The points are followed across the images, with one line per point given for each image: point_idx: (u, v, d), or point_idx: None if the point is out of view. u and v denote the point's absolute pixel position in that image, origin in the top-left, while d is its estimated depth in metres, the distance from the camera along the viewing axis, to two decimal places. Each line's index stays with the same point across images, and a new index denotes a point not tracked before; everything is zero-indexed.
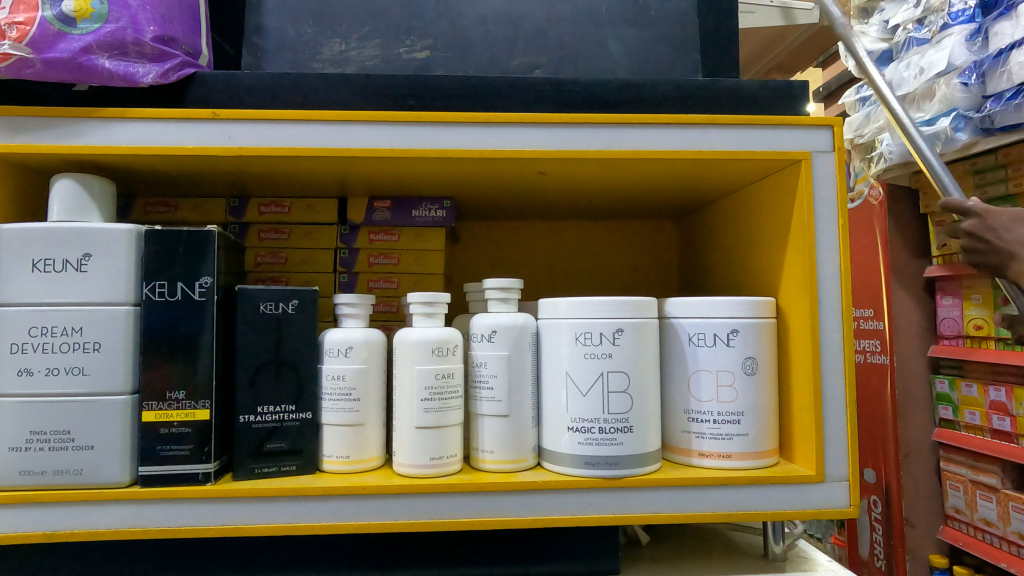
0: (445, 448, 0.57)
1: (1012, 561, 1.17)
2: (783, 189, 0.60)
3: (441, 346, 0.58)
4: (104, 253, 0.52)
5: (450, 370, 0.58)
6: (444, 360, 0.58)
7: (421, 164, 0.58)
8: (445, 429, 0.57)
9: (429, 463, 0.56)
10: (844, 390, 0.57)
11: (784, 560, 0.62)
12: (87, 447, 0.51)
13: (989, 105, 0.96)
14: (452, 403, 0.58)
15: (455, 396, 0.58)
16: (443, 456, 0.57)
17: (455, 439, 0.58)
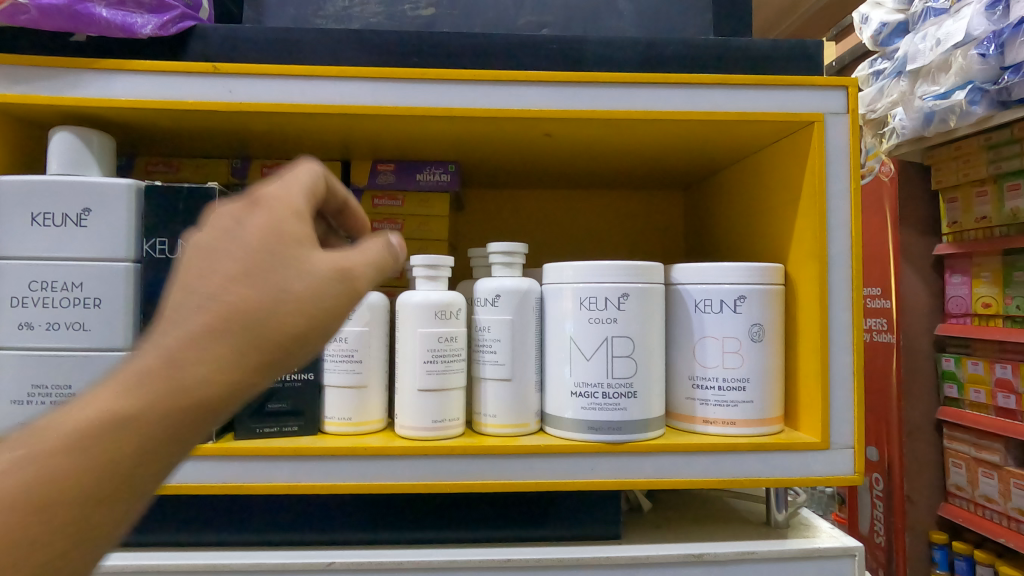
0: (449, 410, 0.57)
1: (1010, 535, 1.18)
2: (794, 152, 0.59)
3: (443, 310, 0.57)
4: (103, 208, 0.51)
5: (453, 334, 0.57)
6: (447, 325, 0.57)
7: (425, 124, 0.57)
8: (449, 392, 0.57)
9: (434, 425, 0.56)
10: (853, 357, 0.56)
11: (785, 527, 0.62)
12: (88, 402, 0.51)
13: (1007, 75, 0.93)
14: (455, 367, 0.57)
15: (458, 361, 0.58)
16: (447, 419, 0.57)
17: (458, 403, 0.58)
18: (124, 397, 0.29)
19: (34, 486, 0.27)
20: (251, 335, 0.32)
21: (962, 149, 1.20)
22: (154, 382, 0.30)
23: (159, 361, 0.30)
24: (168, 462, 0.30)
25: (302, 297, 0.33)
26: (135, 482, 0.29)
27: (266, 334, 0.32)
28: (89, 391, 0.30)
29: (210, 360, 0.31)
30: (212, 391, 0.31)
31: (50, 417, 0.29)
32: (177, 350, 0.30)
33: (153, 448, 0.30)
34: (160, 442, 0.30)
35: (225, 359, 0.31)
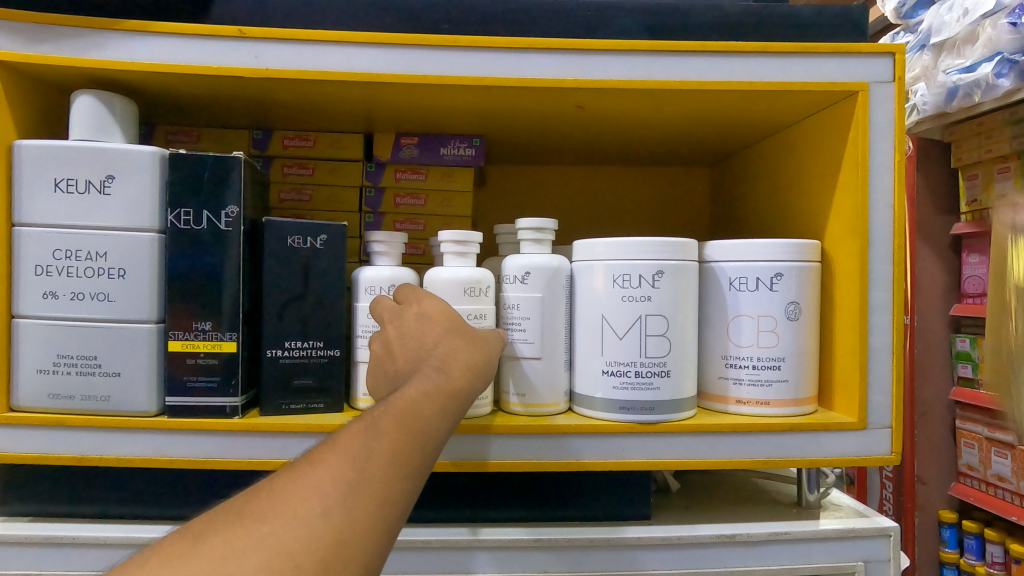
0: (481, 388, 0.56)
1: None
2: (835, 124, 0.57)
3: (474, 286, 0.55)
4: (127, 176, 0.50)
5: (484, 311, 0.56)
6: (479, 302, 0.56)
7: (455, 94, 0.55)
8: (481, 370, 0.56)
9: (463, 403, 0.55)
10: (893, 336, 0.55)
11: (817, 508, 0.61)
12: (114, 374, 0.50)
13: None
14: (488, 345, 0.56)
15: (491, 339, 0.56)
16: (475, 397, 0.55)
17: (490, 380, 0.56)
18: (429, 407, 0.40)
19: (362, 470, 0.36)
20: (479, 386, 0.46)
21: (985, 124, 1.17)
22: (433, 400, 0.41)
23: (433, 387, 0.42)
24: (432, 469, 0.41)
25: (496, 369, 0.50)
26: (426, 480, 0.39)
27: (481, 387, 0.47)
28: (372, 412, 0.39)
29: (464, 397, 0.44)
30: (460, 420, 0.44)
31: (361, 426, 0.38)
32: (452, 386, 0.43)
33: (430, 449, 0.39)
34: (435, 444, 0.40)
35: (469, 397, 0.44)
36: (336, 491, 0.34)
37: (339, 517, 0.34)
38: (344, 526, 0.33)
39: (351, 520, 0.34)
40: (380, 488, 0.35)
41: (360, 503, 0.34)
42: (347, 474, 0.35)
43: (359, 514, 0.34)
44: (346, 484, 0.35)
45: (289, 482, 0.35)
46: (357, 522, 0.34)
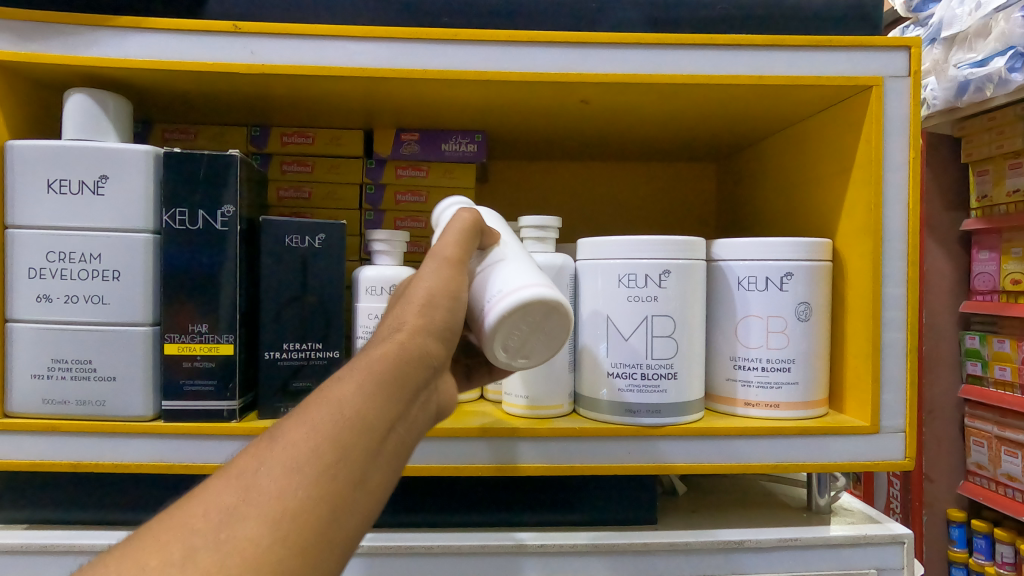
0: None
1: None
2: (848, 119, 0.55)
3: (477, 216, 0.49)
4: (121, 175, 0.49)
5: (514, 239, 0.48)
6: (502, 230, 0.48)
7: (456, 89, 0.53)
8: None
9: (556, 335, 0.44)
10: (906, 337, 0.53)
11: (827, 513, 0.59)
12: (110, 378, 0.49)
13: None
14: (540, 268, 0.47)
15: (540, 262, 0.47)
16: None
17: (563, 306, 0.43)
18: (344, 387, 0.32)
19: (250, 489, 0.27)
20: (428, 337, 0.37)
21: (996, 119, 1.14)
22: (353, 380, 0.32)
23: (356, 367, 0.34)
24: (390, 461, 0.32)
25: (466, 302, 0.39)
26: (371, 479, 0.31)
27: (437, 340, 0.37)
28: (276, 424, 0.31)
29: (405, 355, 0.35)
30: (421, 388, 0.35)
31: (256, 443, 0.30)
32: (381, 356, 0.34)
33: (358, 439, 0.30)
34: (363, 430, 0.31)
35: (417, 356, 0.35)
36: (210, 523, 0.26)
37: (209, 555, 0.25)
38: (221, 566, 0.25)
39: (228, 553, 0.25)
40: (281, 502, 0.27)
41: (248, 526, 0.26)
42: (228, 498, 0.27)
43: (247, 544, 0.26)
44: (221, 513, 0.27)
45: (160, 520, 0.27)
46: (243, 554, 0.25)
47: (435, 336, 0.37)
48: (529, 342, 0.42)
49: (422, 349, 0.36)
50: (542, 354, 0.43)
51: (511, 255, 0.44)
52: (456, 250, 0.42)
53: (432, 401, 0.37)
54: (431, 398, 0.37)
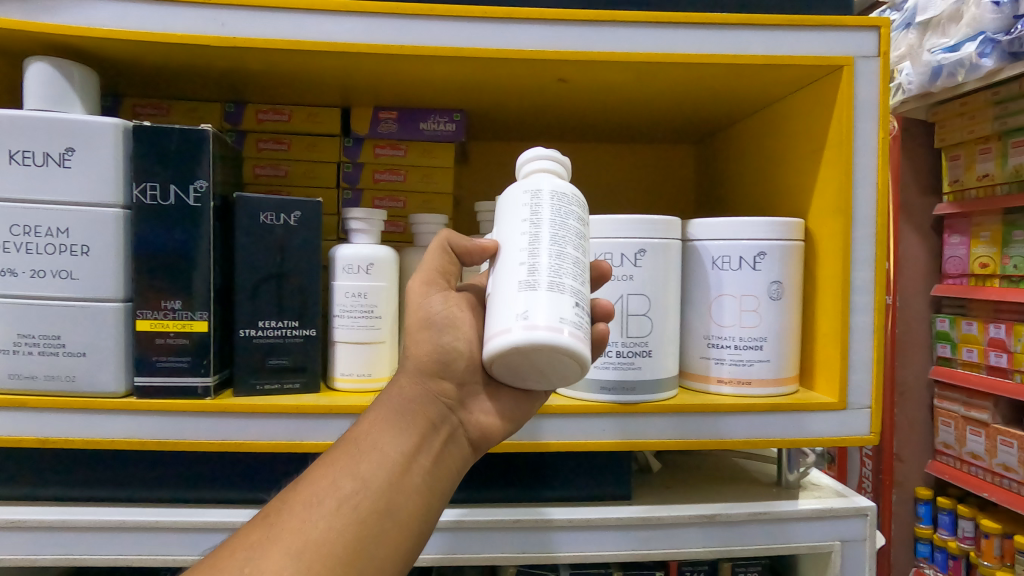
0: (576, 316, 0.37)
1: (992, 491, 1.20)
2: (820, 100, 0.56)
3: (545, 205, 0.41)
4: (88, 148, 0.48)
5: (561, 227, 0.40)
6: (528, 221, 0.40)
7: (432, 66, 0.53)
8: (561, 292, 0.37)
9: (587, 340, 0.37)
10: (874, 318, 0.55)
11: (797, 488, 0.61)
12: (79, 354, 0.49)
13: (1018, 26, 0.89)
14: (552, 262, 0.38)
15: (551, 257, 0.39)
16: (574, 321, 0.36)
17: (563, 321, 0.36)
18: (364, 432, 0.42)
19: (276, 529, 0.36)
20: (427, 381, 0.44)
21: (968, 104, 1.16)
22: (366, 431, 0.42)
23: (371, 418, 0.43)
24: (415, 488, 0.41)
25: (450, 337, 0.44)
26: (396, 509, 0.40)
27: (440, 382, 0.44)
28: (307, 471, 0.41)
29: (408, 402, 0.43)
30: (432, 426, 0.43)
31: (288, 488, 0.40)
32: (392, 404, 0.43)
33: (370, 479, 0.40)
34: (374, 471, 0.40)
35: (418, 400, 0.43)
36: (238, 560, 0.35)
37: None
38: None
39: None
40: (299, 536, 0.36)
41: (272, 559, 0.35)
42: (259, 537, 0.36)
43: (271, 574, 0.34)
44: (253, 548, 0.36)
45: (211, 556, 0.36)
46: None
47: (435, 378, 0.44)
48: (544, 370, 0.38)
49: (423, 392, 0.44)
50: (578, 367, 0.37)
51: (503, 280, 0.39)
52: (426, 284, 0.46)
53: (458, 436, 0.45)
54: (455, 433, 0.45)
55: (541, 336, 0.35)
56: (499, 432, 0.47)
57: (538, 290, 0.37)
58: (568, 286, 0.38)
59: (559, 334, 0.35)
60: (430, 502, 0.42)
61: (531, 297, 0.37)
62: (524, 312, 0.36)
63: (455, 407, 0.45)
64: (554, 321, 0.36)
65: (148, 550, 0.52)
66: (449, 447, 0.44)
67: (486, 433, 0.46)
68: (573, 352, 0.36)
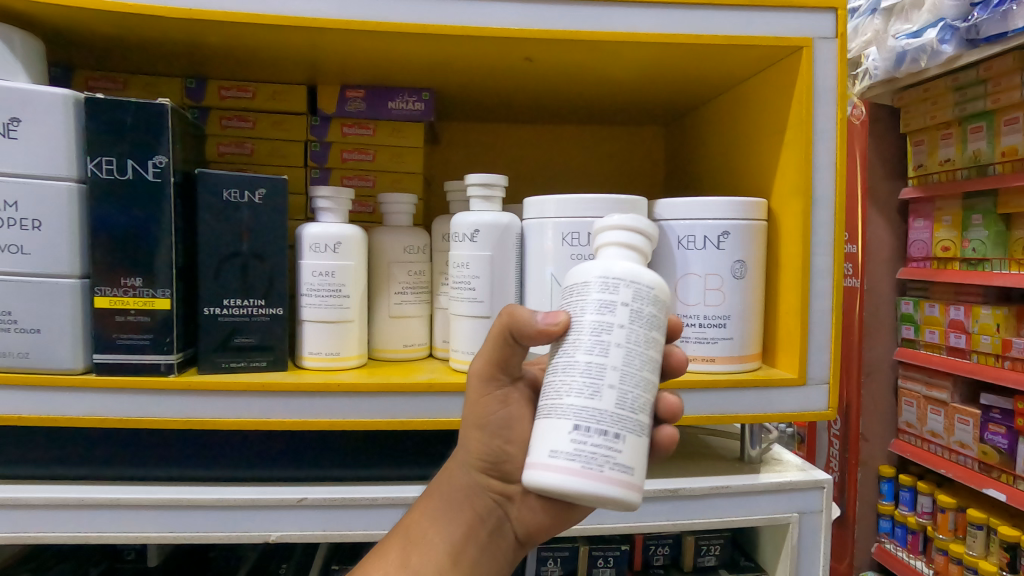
0: (574, 445, 0.34)
1: (950, 468, 1.25)
2: (782, 82, 0.56)
3: (603, 292, 0.37)
4: (37, 119, 0.47)
5: (593, 321, 0.36)
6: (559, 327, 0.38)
7: (397, 43, 0.53)
8: (555, 426, 0.35)
9: (593, 469, 0.34)
10: (833, 300, 0.56)
11: (758, 463, 0.62)
12: (33, 330, 0.48)
13: (976, 13, 0.91)
14: (563, 380, 0.36)
15: (565, 370, 0.36)
16: (568, 454, 0.34)
17: (553, 454, 0.34)
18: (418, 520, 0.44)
19: None
20: (476, 477, 0.43)
21: (930, 90, 1.18)
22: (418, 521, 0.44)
23: (428, 504, 0.44)
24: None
25: (501, 440, 0.42)
26: None
27: (490, 477, 0.43)
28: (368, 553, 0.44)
29: (456, 494, 0.43)
30: (477, 520, 0.43)
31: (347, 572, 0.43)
32: (446, 493, 0.44)
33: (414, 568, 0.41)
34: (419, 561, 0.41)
35: (465, 492, 0.43)
36: None
37: None
38: None
39: None
40: None
41: None
42: None
43: None
44: None
45: None
46: None
47: (484, 474, 0.43)
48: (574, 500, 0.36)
49: (471, 486, 0.43)
50: (599, 499, 0.34)
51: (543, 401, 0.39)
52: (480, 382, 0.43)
53: (506, 531, 0.44)
54: (503, 526, 0.44)
55: (532, 474, 0.35)
56: (547, 531, 0.44)
57: (542, 420, 0.36)
58: (569, 406, 0.35)
59: (546, 470, 0.34)
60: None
61: (537, 429, 0.36)
62: (531, 448, 0.36)
63: (504, 501, 0.43)
64: (543, 456, 0.35)
65: (109, 527, 0.51)
66: (497, 540, 0.44)
67: (538, 529, 0.44)
68: (567, 488, 0.34)
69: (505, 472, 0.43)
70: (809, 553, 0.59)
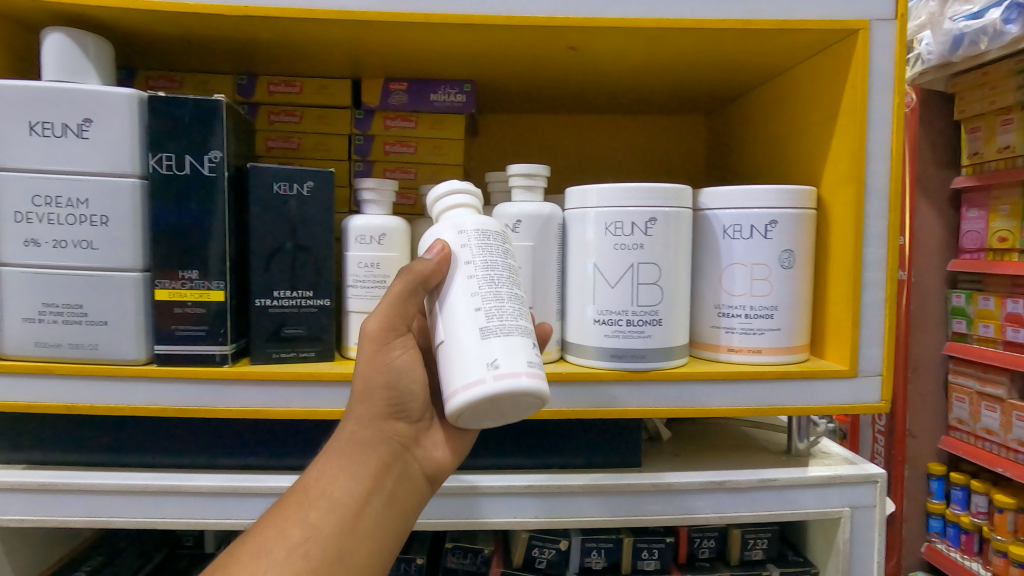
0: (536, 357, 0.41)
1: (1008, 467, 1.19)
2: (835, 67, 0.55)
3: (497, 243, 0.45)
4: (106, 118, 0.48)
5: (511, 265, 0.45)
6: (475, 262, 0.43)
7: (441, 35, 0.53)
8: (515, 341, 0.41)
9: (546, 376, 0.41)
10: (887, 291, 0.54)
11: (806, 456, 0.61)
12: (101, 323, 0.50)
13: None
14: (507, 305, 0.42)
15: (504, 299, 0.42)
16: (537, 364, 0.41)
17: (527, 364, 0.40)
18: (317, 477, 0.43)
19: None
20: (378, 422, 0.46)
21: (989, 74, 1.13)
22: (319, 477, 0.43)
23: (325, 460, 0.44)
24: (371, 527, 0.43)
25: (402, 381, 0.46)
26: (355, 550, 0.41)
27: (393, 421, 0.46)
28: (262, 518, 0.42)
29: (360, 444, 0.44)
30: (382, 467, 0.45)
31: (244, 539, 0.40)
32: (342, 445, 0.44)
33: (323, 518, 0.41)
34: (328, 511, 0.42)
35: (368, 440, 0.45)
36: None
37: None
38: None
39: None
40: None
41: None
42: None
43: None
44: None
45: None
46: None
47: (387, 418, 0.46)
48: (507, 409, 0.41)
49: (374, 434, 0.45)
50: (541, 403, 0.41)
51: (457, 325, 0.42)
52: (382, 328, 0.46)
53: (409, 474, 0.47)
54: (406, 470, 0.46)
55: (514, 381, 0.39)
56: (447, 464, 0.49)
57: (502, 337, 0.40)
58: (523, 327, 0.42)
59: (529, 377, 0.39)
60: (385, 542, 0.44)
61: (495, 345, 0.40)
62: (493, 360, 0.39)
63: (405, 443, 0.47)
64: (523, 365, 0.40)
65: (170, 512, 0.54)
66: (399, 486, 0.46)
67: (439, 464, 0.49)
68: (541, 391, 0.40)
69: (405, 414, 0.47)
70: (862, 549, 0.58)
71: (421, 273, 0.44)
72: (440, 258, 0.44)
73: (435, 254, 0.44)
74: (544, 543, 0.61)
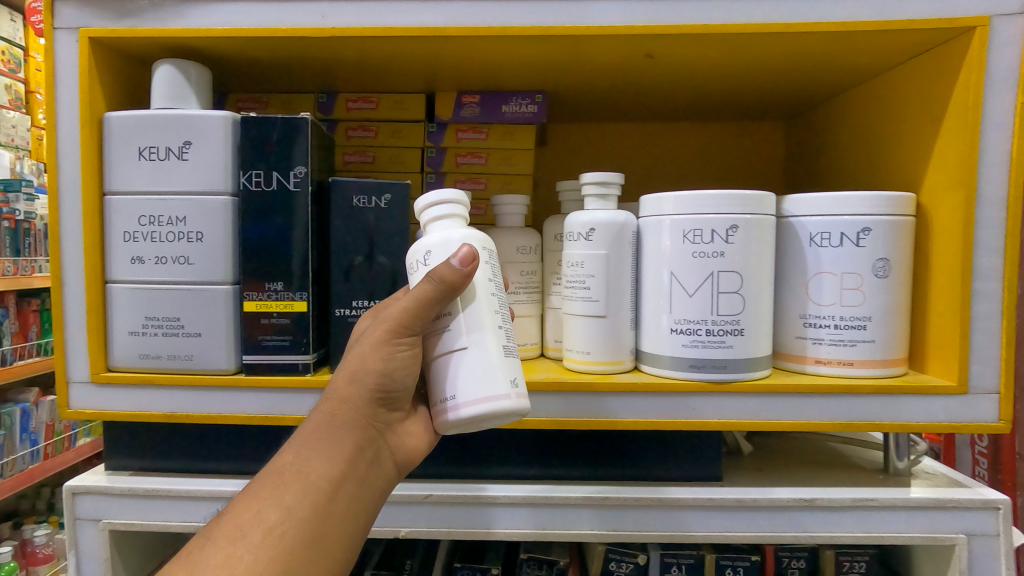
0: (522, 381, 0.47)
1: None
2: (943, 66, 0.52)
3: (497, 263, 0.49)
4: (203, 140, 0.51)
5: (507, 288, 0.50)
6: (496, 282, 0.47)
7: (520, 47, 0.53)
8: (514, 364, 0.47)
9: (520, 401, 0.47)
10: (1003, 303, 0.51)
11: (907, 475, 0.57)
12: (196, 334, 0.53)
13: None
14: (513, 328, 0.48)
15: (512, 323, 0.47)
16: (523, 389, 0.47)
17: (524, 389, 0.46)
18: (294, 457, 0.43)
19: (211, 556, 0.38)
20: (364, 408, 0.45)
21: None
22: (296, 458, 0.43)
23: (303, 439, 0.43)
24: (344, 511, 0.43)
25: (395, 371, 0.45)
26: (326, 534, 0.41)
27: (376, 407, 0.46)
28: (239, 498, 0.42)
29: (342, 426, 0.44)
30: (358, 451, 0.44)
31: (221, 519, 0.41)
32: (322, 426, 0.44)
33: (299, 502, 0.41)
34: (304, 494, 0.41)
35: (349, 425, 0.44)
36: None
37: None
38: None
39: None
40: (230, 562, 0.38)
41: None
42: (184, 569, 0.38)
43: None
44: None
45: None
46: None
47: (372, 405, 0.45)
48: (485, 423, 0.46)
49: (356, 418, 0.44)
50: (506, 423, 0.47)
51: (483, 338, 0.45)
52: (400, 325, 0.44)
53: (384, 461, 0.46)
54: (381, 456, 0.46)
55: (522, 403, 0.44)
56: (421, 453, 0.48)
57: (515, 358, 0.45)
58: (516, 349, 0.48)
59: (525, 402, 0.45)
60: (356, 526, 0.44)
61: (512, 366, 0.45)
62: (510, 379, 0.44)
63: (384, 430, 0.46)
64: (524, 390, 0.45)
65: None
66: (374, 471, 0.45)
67: (410, 454, 0.48)
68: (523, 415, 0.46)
69: (391, 402, 0.46)
70: None
71: (452, 282, 0.43)
72: (472, 267, 0.44)
73: (462, 259, 0.43)
74: (622, 557, 0.60)
